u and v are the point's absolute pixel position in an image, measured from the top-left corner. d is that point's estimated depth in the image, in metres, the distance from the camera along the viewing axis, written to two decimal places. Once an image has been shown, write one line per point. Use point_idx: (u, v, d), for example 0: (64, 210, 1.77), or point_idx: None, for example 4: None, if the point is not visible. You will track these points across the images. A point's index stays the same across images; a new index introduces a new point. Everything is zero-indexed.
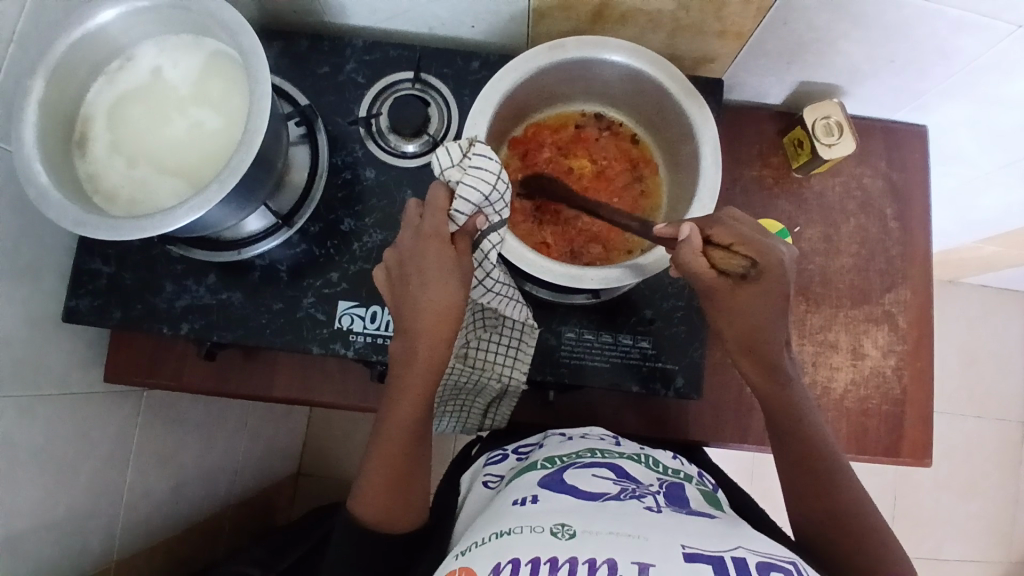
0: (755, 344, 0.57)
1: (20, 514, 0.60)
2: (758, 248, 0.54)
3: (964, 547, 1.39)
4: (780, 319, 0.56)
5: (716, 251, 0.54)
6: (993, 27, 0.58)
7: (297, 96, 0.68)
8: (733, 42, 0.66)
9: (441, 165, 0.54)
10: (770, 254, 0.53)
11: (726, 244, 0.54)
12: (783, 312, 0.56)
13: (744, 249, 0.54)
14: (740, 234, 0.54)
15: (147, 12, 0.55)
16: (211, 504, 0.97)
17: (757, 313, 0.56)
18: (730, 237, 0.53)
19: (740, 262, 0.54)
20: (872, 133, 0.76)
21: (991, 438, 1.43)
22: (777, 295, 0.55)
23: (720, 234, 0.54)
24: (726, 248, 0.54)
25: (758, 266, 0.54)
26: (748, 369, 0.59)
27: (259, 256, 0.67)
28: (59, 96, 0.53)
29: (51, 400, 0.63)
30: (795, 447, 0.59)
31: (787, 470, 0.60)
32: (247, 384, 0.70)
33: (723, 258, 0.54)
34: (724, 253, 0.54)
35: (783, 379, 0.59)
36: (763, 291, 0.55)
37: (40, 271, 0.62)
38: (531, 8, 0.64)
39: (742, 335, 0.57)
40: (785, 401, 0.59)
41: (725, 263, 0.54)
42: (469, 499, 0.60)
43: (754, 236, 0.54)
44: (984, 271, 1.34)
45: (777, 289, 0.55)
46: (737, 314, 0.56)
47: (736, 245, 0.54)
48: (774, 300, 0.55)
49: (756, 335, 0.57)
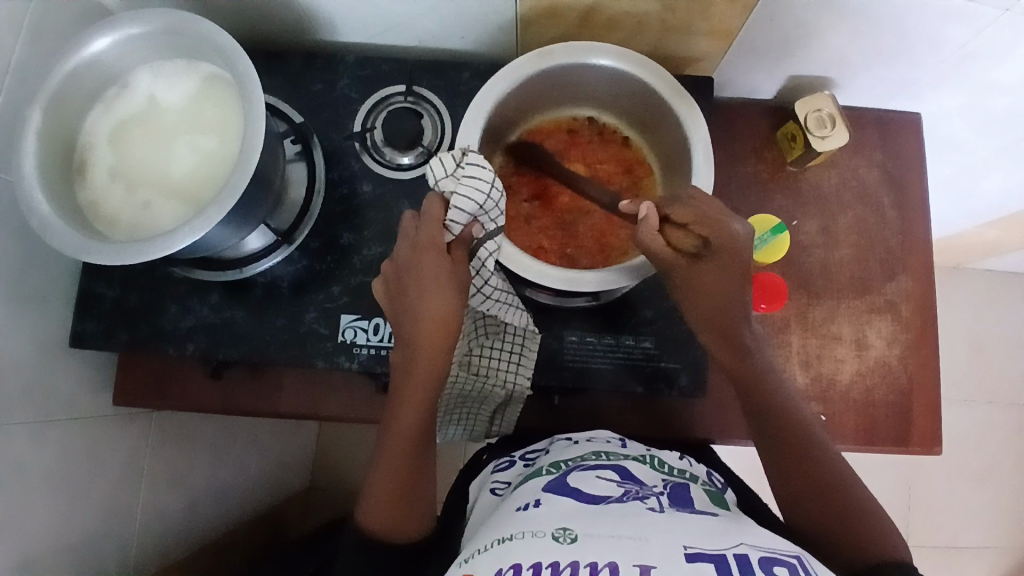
0: (718, 324, 0.59)
1: (35, 538, 0.60)
2: (712, 225, 0.55)
3: (981, 534, 1.38)
4: (739, 299, 0.58)
5: (673, 229, 0.58)
6: (980, 12, 0.58)
7: (292, 114, 0.69)
8: (721, 41, 0.66)
9: (436, 176, 0.56)
10: (723, 232, 0.55)
11: (683, 222, 0.56)
12: (743, 290, 0.57)
13: (698, 228, 0.56)
14: (696, 212, 0.55)
15: (142, 38, 0.56)
16: (224, 522, 0.97)
17: (716, 291, 0.57)
18: (688, 216, 0.56)
19: (693, 240, 0.57)
20: (866, 123, 0.76)
21: (1004, 423, 1.41)
22: (732, 271, 0.57)
23: (679, 212, 0.56)
24: (682, 227, 0.57)
25: (711, 243, 0.56)
26: (712, 350, 0.61)
27: (262, 273, 0.68)
28: (58, 126, 0.55)
29: (62, 425, 0.64)
30: (777, 431, 0.59)
31: (772, 454, 0.59)
32: (254, 402, 0.70)
33: (679, 237, 0.57)
34: (680, 231, 0.57)
35: (747, 356, 0.60)
36: (717, 266, 0.57)
37: (45, 298, 0.63)
38: (518, 17, 0.65)
39: (706, 316, 0.59)
40: (759, 381, 0.60)
41: (679, 241, 0.57)
42: (476, 506, 0.60)
43: (709, 213, 0.55)
44: (988, 256, 1.34)
45: (730, 263, 0.56)
46: (693, 292, 0.58)
47: (691, 223, 0.56)
48: (733, 276, 0.57)
49: (715, 314, 0.58)
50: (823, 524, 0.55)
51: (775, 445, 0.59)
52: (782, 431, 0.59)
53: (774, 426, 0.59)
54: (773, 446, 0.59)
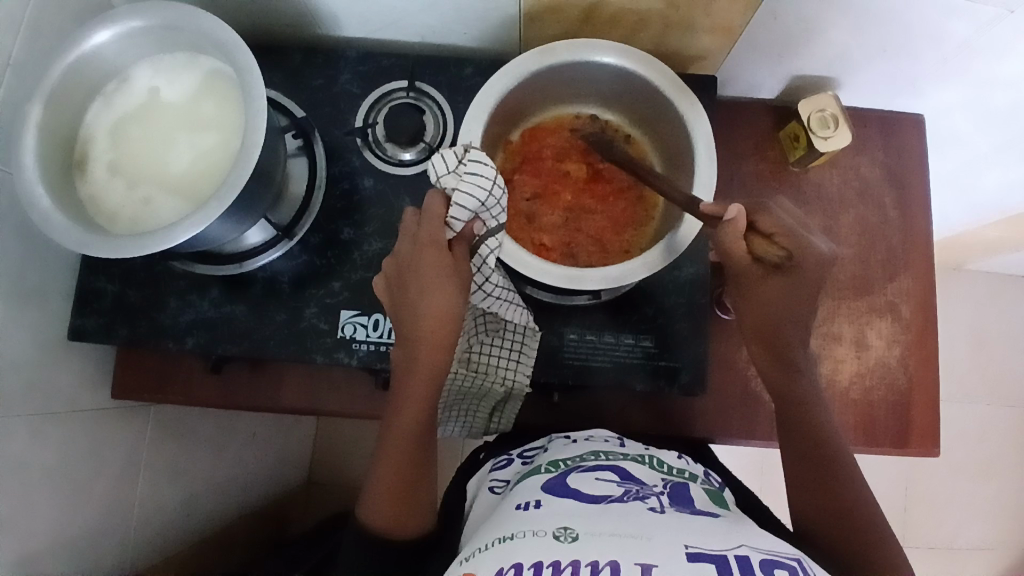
0: (776, 333, 0.60)
1: (35, 532, 0.61)
2: (796, 241, 0.56)
3: (978, 533, 1.38)
4: (806, 313, 0.60)
5: (756, 237, 0.58)
6: (984, 12, 0.58)
7: (293, 109, 0.69)
8: (723, 40, 0.66)
9: (438, 172, 0.56)
10: (809, 249, 0.57)
11: (767, 232, 0.57)
12: (812, 304, 0.59)
13: (782, 240, 0.57)
14: (783, 225, 0.56)
15: (141, 33, 0.55)
16: (224, 517, 0.97)
17: (783, 302, 0.59)
18: (772, 227, 0.57)
19: (776, 251, 0.58)
20: (868, 122, 0.76)
21: (1003, 423, 1.41)
22: (806, 286, 0.58)
23: (764, 222, 0.57)
24: (766, 237, 0.57)
25: (793, 258, 0.57)
26: (758, 358, 0.62)
27: (261, 268, 0.68)
28: (58, 121, 0.54)
29: (63, 419, 0.64)
30: (805, 442, 0.59)
31: (796, 464, 0.60)
32: (253, 397, 0.70)
33: (763, 246, 0.58)
34: (763, 240, 0.58)
35: (796, 373, 0.61)
36: (796, 280, 0.58)
37: (45, 293, 0.63)
38: (520, 13, 0.64)
39: (767, 323, 0.60)
40: (793, 392, 0.60)
41: (762, 248, 0.58)
42: (475, 503, 0.60)
43: (795, 230, 0.57)
44: (989, 256, 1.33)
45: (808, 279, 0.58)
46: (764, 300, 0.59)
47: (776, 235, 0.57)
48: (806, 290, 0.59)
49: (782, 324, 0.60)
50: (848, 550, 0.54)
51: (801, 456, 0.59)
52: (809, 443, 0.59)
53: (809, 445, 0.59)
54: (799, 456, 0.59)
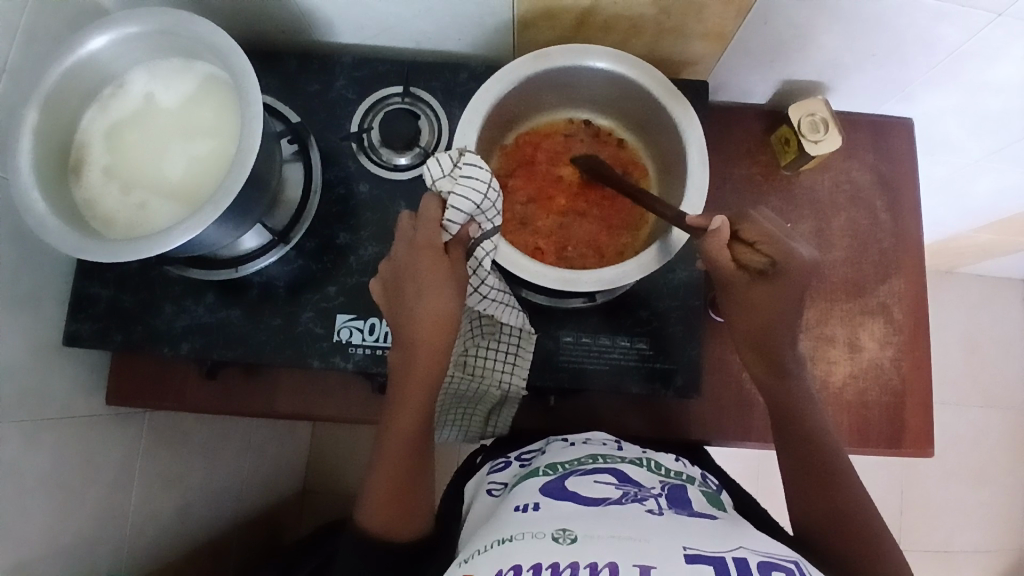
0: (766, 340, 0.60)
1: (28, 540, 0.60)
2: (780, 248, 0.57)
3: (973, 536, 1.39)
4: (792, 321, 0.60)
5: (739, 246, 0.58)
6: (971, 16, 0.59)
7: (288, 114, 0.69)
8: (715, 44, 0.67)
9: (433, 176, 0.56)
10: (794, 257, 0.57)
11: (750, 240, 0.58)
12: (796, 312, 0.59)
13: (765, 246, 0.58)
14: (766, 233, 0.58)
15: (137, 38, 0.56)
16: (218, 526, 0.96)
17: (770, 310, 0.59)
18: (755, 234, 0.58)
19: (760, 258, 0.58)
20: (859, 127, 0.77)
21: (997, 426, 1.42)
22: (792, 294, 0.58)
23: (748, 229, 0.58)
24: (748, 245, 0.58)
25: (777, 265, 0.58)
26: (750, 362, 0.62)
27: (257, 273, 0.68)
28: (53, 126, 0.55)
29: (57, 425, 0.63)
30: (800, 448, 0.59)
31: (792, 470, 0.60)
32: (249, 402, 0.70)
33: (747, 254, 0.58)
34: (747, 248, 0.58)
35: (787, 377, 0.61)
36: (781, 288, 0.58)
37: (39, 297, 0.63)
38: (515, 19, 0.65)
39: (756, 330, 0.60)
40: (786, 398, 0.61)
41: (746, 257, 0.58)
42: (474, 506, 0.60)
43: (777, 236, 0.58)
44: (982, 259, 1.35)
45: (795, 286, 0.58)
46: (750, 309, 0.59)
47: (759, 242, 0.58)
48: (792, 298, 0.59)
49: (767, 331, 0.60)
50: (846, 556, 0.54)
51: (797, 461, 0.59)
52: (804, 448, 0.59)
53: (806, 449, 0.59)
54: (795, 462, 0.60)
